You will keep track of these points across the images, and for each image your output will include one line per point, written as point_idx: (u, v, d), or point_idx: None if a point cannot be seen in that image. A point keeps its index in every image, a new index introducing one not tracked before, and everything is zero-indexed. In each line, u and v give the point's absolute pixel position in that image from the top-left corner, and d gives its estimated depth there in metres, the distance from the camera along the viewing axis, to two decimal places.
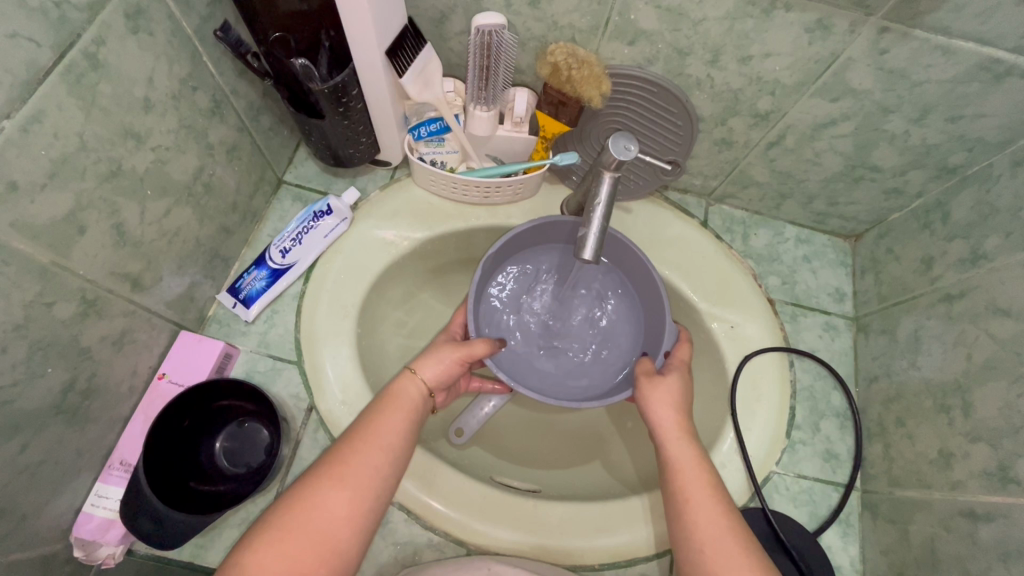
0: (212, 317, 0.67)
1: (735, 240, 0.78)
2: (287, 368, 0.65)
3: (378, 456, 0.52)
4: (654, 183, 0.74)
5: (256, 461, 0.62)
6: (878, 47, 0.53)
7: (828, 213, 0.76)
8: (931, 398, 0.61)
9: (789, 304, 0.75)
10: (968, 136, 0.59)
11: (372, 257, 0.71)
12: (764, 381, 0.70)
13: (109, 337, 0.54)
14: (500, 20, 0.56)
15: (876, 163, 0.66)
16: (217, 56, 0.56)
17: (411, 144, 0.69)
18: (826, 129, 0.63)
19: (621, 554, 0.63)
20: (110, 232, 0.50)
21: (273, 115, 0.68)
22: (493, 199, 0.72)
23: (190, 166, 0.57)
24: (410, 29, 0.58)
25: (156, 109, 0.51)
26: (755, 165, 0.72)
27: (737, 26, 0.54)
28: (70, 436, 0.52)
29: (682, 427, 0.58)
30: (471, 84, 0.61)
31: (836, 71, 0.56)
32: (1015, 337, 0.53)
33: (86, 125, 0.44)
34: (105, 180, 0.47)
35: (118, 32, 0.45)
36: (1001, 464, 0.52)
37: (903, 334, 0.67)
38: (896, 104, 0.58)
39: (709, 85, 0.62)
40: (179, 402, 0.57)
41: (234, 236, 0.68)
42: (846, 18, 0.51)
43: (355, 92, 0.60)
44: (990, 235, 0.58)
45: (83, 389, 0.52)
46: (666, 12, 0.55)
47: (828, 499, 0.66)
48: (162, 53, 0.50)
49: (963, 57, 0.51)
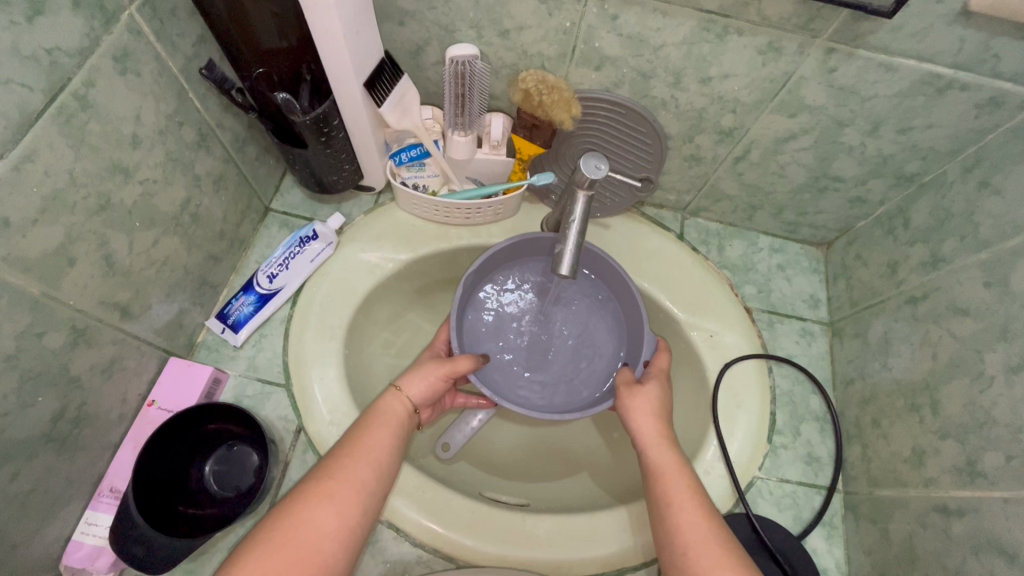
0: (201, 343, 0.68)
1: (711, 252, 0.81)
2: (275, 391, 0.67)
3: (366, 471, 0.53)
4: (629, 200, 0.77)
5: (245, 484, 0.63)
6: (827, 66, 0.56)
7: (798, 223, 0.78)
8: (903, 397, 0.62)
9: (766, 312, 0.77)
10: (921, 145, 0.62)
11: (357, 280, 0.73)
12: (744, 387, 0.72)
13: (98, 365, 0.55)
14: (472, 51, 0.59)
15: (837, 173, 0.69)
16: (203, 92, 0.59)
17: (393, 169, 0.71)
18: (787, 143, 0.67)
19: (609, 563, 0.64)
20: (99, 263, 0.51)
21: (258, 145, 0.71)
22: (474, 219, 0.74)
23: (177, 197, 0.59)
24: (387, 61, 0.62)
25: (144, 145, 0.53)
26: (724, 179, 0.75)
27: (695, 50, 0.58)
28: (60, 464, 0.53)
29: (663, 432, 0.60)
30: (447, 111, 0.64)
31: (791, 89, 0.60)
32: (976, 335, 0.55)
33: (76, 162, 0.46)
34: (94, 214, 0.49)
35: (107, 74, 0.47)
36: (969, 459, 0.53)
37: (874, 337, 0.69)
38: (850, 118, 0.61)
39: (674, 105, 0.65)
40: (170, 427, 0.58)
41: (222, 263, 0.70)
42: (795, 41, 0.54)
43: (337, 122, 0.62)
44: (947, 239, 0.61)
45: (73, 417, 0.54)
46: (627, 39, 0.58)
47: (811, 502, 0.67)
48: (149, 91, 0.52)
49: (906, 74, 0.55)
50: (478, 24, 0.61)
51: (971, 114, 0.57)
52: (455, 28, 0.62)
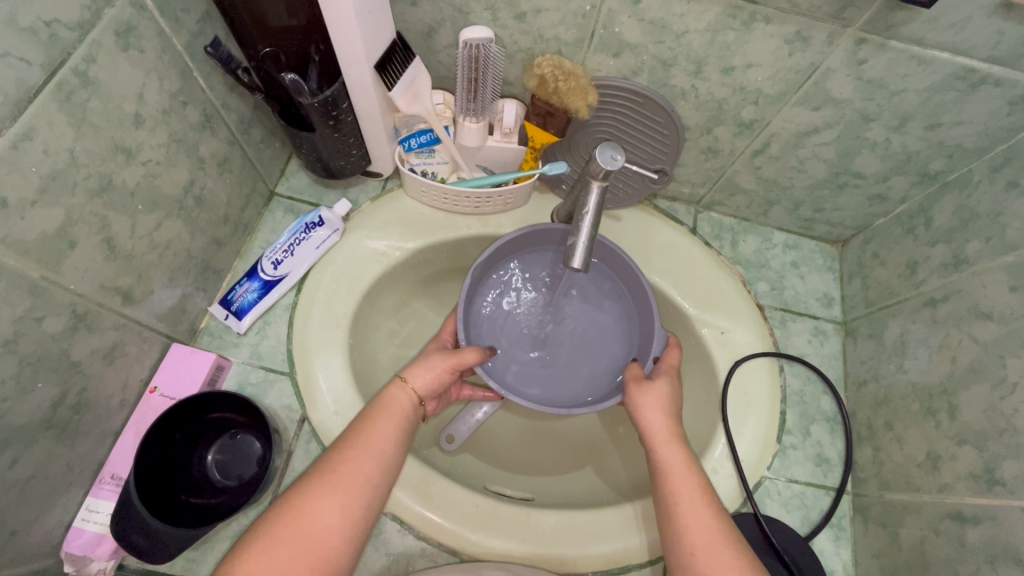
0: (204, 329, 0.67)
1: (724, 246, 0.79)
2: (279, 380, 0.66)
3: (369, 464, 0.52)
4: (642, 192, 0.75)
5: (248, 473, 0.62)
6: (856, 57, 0.54)
7: (814, 220, 0.77)
8: (918, 400, 0.61)
9: (779, 310, 0.76)
10: (948, 143, 0.60)
11: (364, 268, 0.71)
12: (755, 385, 0.71)
13: (100, 350, 0.54)
14: (487, 34, 0.56)
15: (858, 169, 0.67)
16: (208, 71, 0.57)
17: (402, 156, 0.70)
18: (809, 137, 0.65)
19: (614, 561, 0.63)
20: (101, 246, 0.50)
21: (264, 127, 0.69)
22: (483, 208, 0.73)
23: (181, 179, 0.58)
24: (399, 42, 0.59)
25: (146, 124, 0.51)
26: (741, 173, 0.73)
27: (719, 38, 0.55)
28: (60, 451, 0.52)
29: (672, 430, 0.59)
30: (459, 96, 0.62)
31: (817, 81, 0.57)
32: (998, 340, 0.54)
33: (77, 141, 0.45)
34: (95, 196, 0.48)
35: (109, 50, 0.45)
36: (987, 466, 0.52)
37: (890, 338, 0.68)
38: (876, 112, 0.59)
39: (694, 95, 0.63)
40: (171, 416, 0.57)
41: (226, 248, 0.68)
42: (824, 30, 0.52)
43: (345, 106, 0.61)
44: (971, 240, 0.59)
45: (73, 403, 0.53)
46: (649, 25, 0.56)
47: (820, 503, 0.66)
48: (153, 70, 0.50)
49: (939, 67, 0.53)
50: (494, 5, 0.59)
51: (1003, 111, 0.55)
52: (469, 9, 0.60)
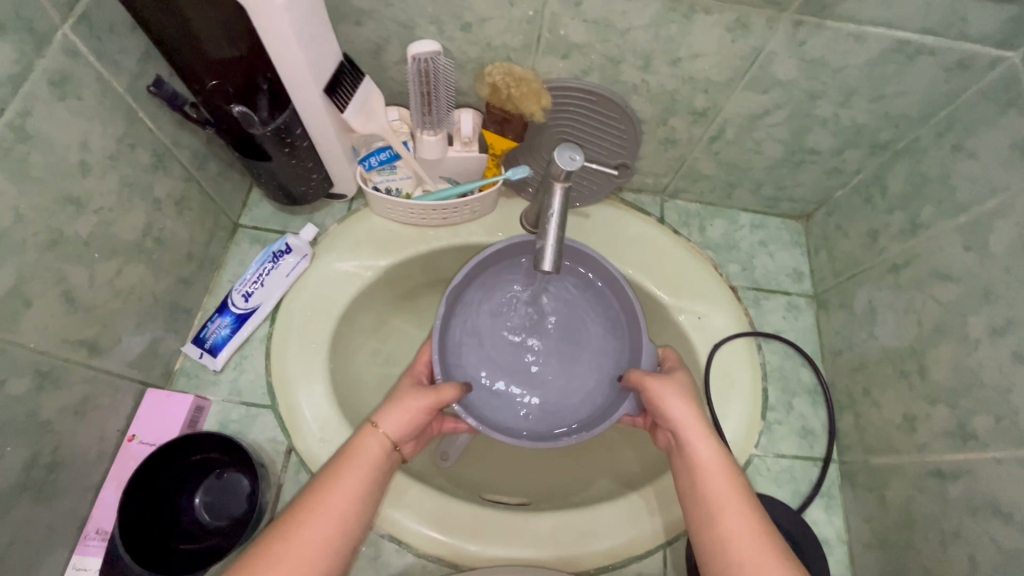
0: (179, 370, 0.66)
1: (693, 232, 0.80)
2: (261, 413, 0.65)
3: (345, 505, 0.50)
4: (607, 187, 0.76)
5: (239, 511, 0.61)
6: (796, 39, 0.55)
7: (777, 198, 0.78)
8: (891, 364, 0.63)
9: (751, 289, 0.77)
10: (894, 113, 0.62)
11: (337, 291, 0.71)
12: (735, 367, 0.72)
13: (70, 406, 0.53)
14: (433, 48, 0.55)
15: (813, 146, 0.68)
16: (154, 110, 0.56)
17: (363, 175, 0.69)
18: (761, 120, 0.66)
19: (614, 555, 0.64)
20: (59, 300, 0.49)
21: (220, 160, 0.68)
22: (452, 219, 0.73)
23: (138, 223, 0.57)
24: (347, 63, 0.59)
25: (94, 171, 0.50)
26: (701, 159, 0.74)
27: (662, 31, 0.56)
28: (39, 513, 0.51)
29: (705, 424, 0.56)
30: (414, 111, 0.62)
31: (762, 65, 0.59)
32: (959, 299, 0.56)
33: (21, 196, 0.44)
34: (47, 250, 0.47)
35: (45, 101, 0.44)
36: (959, 422, 0.54)
37: (859, 306, 0.69)
38: (821, 90, 0.60)
39: (645, 89, 0.64)
40: (152, 463, 0.56)
41: (194, 286, 0.67)
42: (762, 16, 0.53)
43: (300, 131, 0.60)
44: (925, 204, 0.61)
45: (48, 463, 0.51)
46: (593, 25, 0.57)
47: (808, 474, 0.67)
48: (95, 116, 0.49)
49: (876, 42, 0.54)
50: (438, 18, 0.59)
51: (941, 78, 0.57)
52: (414, 25, 0.60)
